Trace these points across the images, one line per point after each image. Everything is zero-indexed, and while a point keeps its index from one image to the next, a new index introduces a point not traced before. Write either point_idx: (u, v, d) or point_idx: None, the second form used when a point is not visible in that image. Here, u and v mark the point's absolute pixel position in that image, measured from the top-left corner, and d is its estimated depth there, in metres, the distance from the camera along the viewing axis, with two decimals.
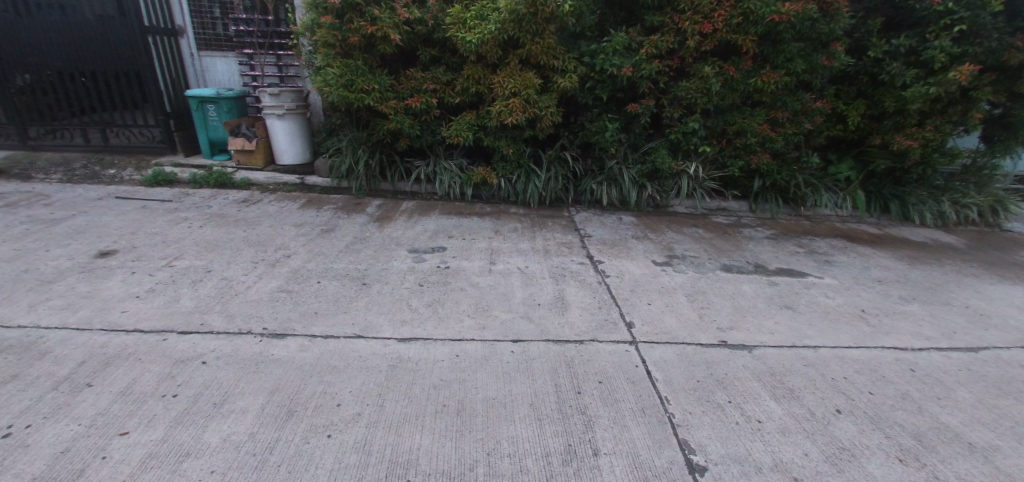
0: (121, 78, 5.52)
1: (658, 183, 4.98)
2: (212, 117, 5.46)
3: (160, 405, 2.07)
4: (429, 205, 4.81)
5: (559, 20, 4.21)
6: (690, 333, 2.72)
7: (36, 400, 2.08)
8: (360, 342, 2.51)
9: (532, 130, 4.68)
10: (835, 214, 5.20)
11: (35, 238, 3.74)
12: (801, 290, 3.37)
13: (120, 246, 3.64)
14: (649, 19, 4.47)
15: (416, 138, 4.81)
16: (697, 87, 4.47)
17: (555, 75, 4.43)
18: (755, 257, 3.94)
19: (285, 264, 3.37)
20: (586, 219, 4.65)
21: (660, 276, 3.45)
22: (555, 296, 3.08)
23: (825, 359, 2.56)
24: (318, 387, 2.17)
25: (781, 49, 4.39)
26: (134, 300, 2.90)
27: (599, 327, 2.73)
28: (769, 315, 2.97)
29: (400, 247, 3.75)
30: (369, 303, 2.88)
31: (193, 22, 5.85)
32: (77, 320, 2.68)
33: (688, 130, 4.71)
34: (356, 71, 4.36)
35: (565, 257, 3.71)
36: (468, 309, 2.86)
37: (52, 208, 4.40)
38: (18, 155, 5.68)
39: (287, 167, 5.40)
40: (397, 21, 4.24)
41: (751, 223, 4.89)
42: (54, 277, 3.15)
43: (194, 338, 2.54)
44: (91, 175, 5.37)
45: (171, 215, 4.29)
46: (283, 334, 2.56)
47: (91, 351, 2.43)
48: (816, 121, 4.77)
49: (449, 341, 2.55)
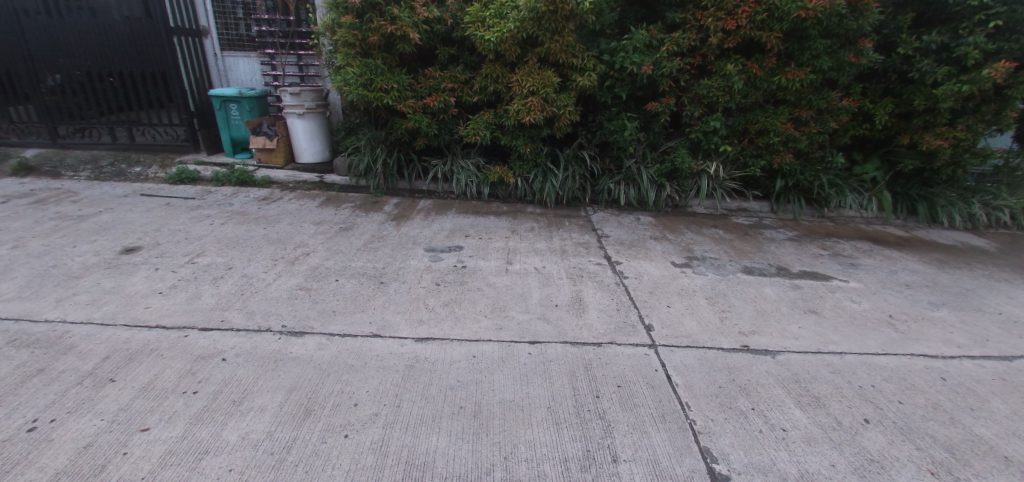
0: (147, 78, 5.63)
1: (678, 182, 4.90)
2: (234, 116, 5.53)
3: (180, 402, 2.11)
4: (446, 204, 4.81)
5: (578, 17, 4.16)
6: (711, 337, 2.66)
7: (61, 395, 2.15)
8: (377, 341, 2.51)
9: (550, 129, 4.65)
10: (860, 215, 5.06)
11: (63, 234, 3.84)
12: (826, 294, 3.28)
13: (144, 242, 3.71)
14: (670, 16, 4.40)
15: (434, 137, 4.82)
16: (719, 84, 4.38)
17: (573, 73, 4.38)
18: (777, 260, 3.85)
19: (304, 262, 3.39)
20: (603, 219, 4.60)
21: (680, 278, 3.39)
22: (573, 297, 3.04)
23: (852, 366, 2.48)
24: (336, 386, 2.18)
25: (806, 46, 4.28)
26: (157, 296, 2.95)
27: (617, 330, 2.69)
28: (793, 320, 2.89)
29: (417, 246, 3.75)
30: (386, 302, 2.88)
31: (216, 22, 5.93)
32: (102, 315, 2.75)
33: (708, 129, 4.63)
34: (375, 70, 4.38)
35: (582, 258, 3.68)
36: (485, 309, 2.85)
37: (80, 205, 4.52)
38: (49, 153, 5.84)
39: (306, 165, 5.44)
40: (416, 20, 4.24)
41: (772, 224, 4.78)
42: (81, 272, 3.23)
43: (215, 334, 2.57)
44: (118, 173, 5.49)
45: (193, 212, 4.37)
46: (302, 332, 2.57)
47: (115, 346, 2.49)
48: (842, 120, 4.63)
49: (466, 341, 2.53)
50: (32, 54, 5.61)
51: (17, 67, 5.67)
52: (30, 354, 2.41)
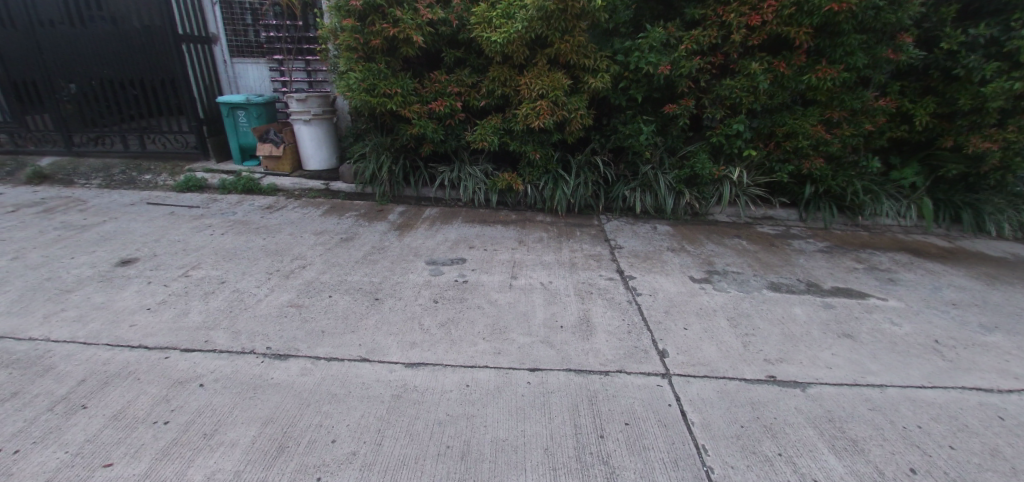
0: (157, 85, 5.62)
1: (697, 189, 4.62)
2: (242, 123, 5.47)
3: (149, 434, 1.95)
4: (452, 212, 4.64)
5: (590, 16, 3.94)
6: (732, 366, 2.39)
7: (29, 422, 2.01)
8: (364, 365, 2.33)
9: (560, 134, 4.41)
10: (897, 224, 4.70)
11: (64, 244, 3.79)
12: (862, 314, 2.96)
13: (142, 254, 3.63)
14: (689, 12, 4.13)
15: (440, 143, 4.65)
16: (743, 84, 4.10)
17: (585, 74, 4.15)
18: (807, 274, 3.54)
19: (299, 276, 3.24)
20: (617, 229, 4.36)
21: (699, 296, 3.12)
22: (580, 317, 2.81)
23: (894, 402, 2.19)
24: (315, 419, 2.00)
25: (839, 41, 3.95)
26: (144, 313, 2.82)
27: (626, 357, 2.44)
28: (825, 346, 2.60)
29: (418, 258, 3.57)
30: (379, 322, 2.70)
31: (226, 29, 5.91)
32: (86, 333, 2.63)
33: (731, 133, 4.34)
34: (378, 74, 4.24)
35: (592, 272, 3.44)
36: (484, 331, 2.63)
37: (86, 214, 4.48)
38: (64, 162, 5.89)
39: (313, 172, 5.35)
40: (420, 22, 4.08)
41: (801, 234, 4.46)
42: (74, 286, 3.14)
43: (196, 356, 2.42)
44: (128, 181, 5.49)
45: (195, 222, 4.28)
46: (286, 355, 2.41)
47: (94, 368, 2.35)
48: (878, 121, 4.29)
49: (460, 368, 2.33)
50: (49, 63, 5.67)
51: (34, 77, 5.74)
52: (6, 375, 2.28)
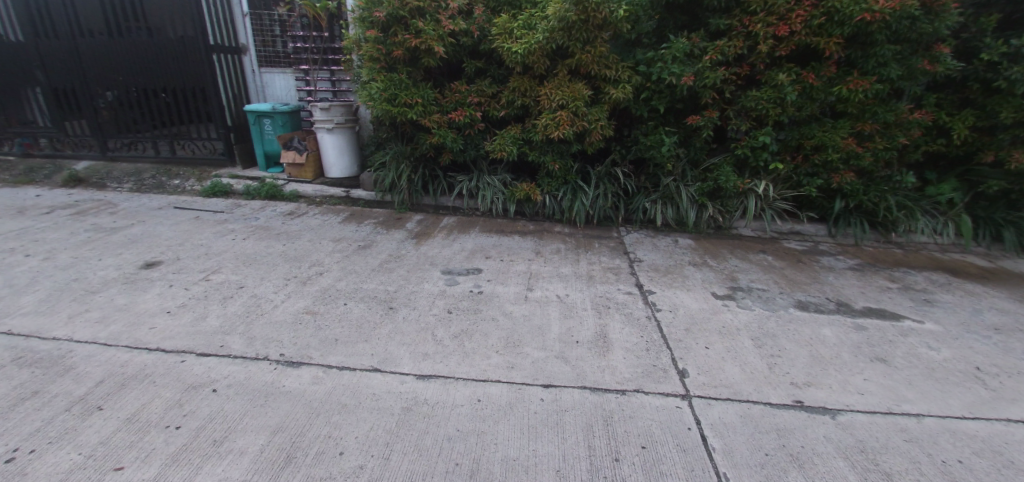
0: (187, 94, 5.79)
1: (721, 202, 4.51)
2: (268, 131, 5.58)
3: (160, 438, 1.94)
4: (470, 222, 4.62)
5: (612, 26, 3.91)
6: (757, 388, 2.30)
7: (47, 422, 2.03)
8: (375, 376, 2.30)
9: (580, 144, 4.36)
10: (934, 241, 4.49)
11: (93, 246, 3.89)
12: (897, 337, 2.82)
13: (166, 257, 3.70)
14: (714, 22, 4.02)
15: (459, 152, 4.65)
16: (769, 96, 3.99)
17: (607, 85, 4.09)
18: (837, 293, 3.40)
19: (315, 283, 3.25)
20: (637, 241, 4.28)
21: (721, 314, 3.01)
22: (596, 332, 2.74)
23: (932, 434, 2.06)
24: (324, 430, 1.97)
25: (872, 52, 3.82)
26: (164, 316, 2.86)
27: (644, 375, 2.36)
28: (856, 370, 2.48)
29: (434, 267, 3.55)
30: (393, 331, 2.67)
31: (255, 40, 6.07)
32: (107, 335, 2.66)
33: (757, 145, 4.23)
34: (399, 84, 4.28)
35: (609, 285, 3.37)
36: (497, 344, 2.58)
37: (116, 217, 4.61)
38: (99, 166, 6.10)
39: (335, 179, 5.41)
40: (441, 33, 4.10)
41: (830, 250, 4.30)
42: (99, 287, 3.20)
43: (211, 361, 2.43)
44: (158, 185, 5.64)
45: (219, 227, 4.36)
46: (299, 363, 2.40)
47: (112, 369, 2.38)
48: (913, 134, 4.12)
49: (472, 381, 2.28)
50: (88, 72, 5.90)
51: (74, 84, 5.99)
52: (29, 374, 2.33)
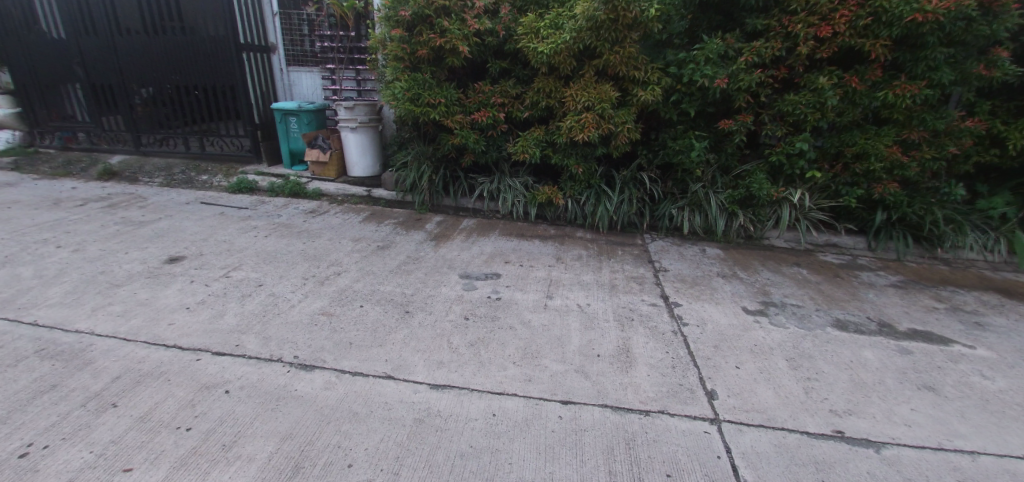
0: (217, 91, 5.87)
1: (753, 211, 4.33)
2: (293, 129, 5.62)
3: (170, 439, 1.89)
4: (490, 225, 4.54)
5: (642, 26, 3.77)
6: (793, 415, 2.25)
7: (61, 418, 1.99)
8: (388, 383, 2.24)
9: (605, 148, 4.23)
10: (983, 259, 4.25)
11: (121, 239, 3.93)
12: (946, 364, 2.79)
13: (189, 252, 3.68)
14: (751, 23, 3.83)
15: (481, 154, 4.57)
16: (809, 100, 3.79)
17: (635, 87, 3.96)
18: (878, 312, 3.36)
19: (333, 283, 3.21)
20: (662, 249, 4.14)
21: (753, 331, 2.94)
22: (619, 346, 2.65)
23: (987, 474, 2.00)
24: (334, 439, 1.92)
25: (922, 55, 3.59)
26: (183, 312, 2.80)
27: (670, 396, 2.29)
28: (903, 399, 2.46)
29: (452, 270, 3.49)
30: (408, 337, 2.61)
31: (284, 39, 6.12)
32: (127, 329, 2.62)
33: (794, 152, 4.03)
34: (423, 84, 4.24)
35: (633, 296, 3.26)
36: (514, 355, 2.50)
37: (145, 211, 4.68)
38: (132, 160, 6.25)
39: (357, 178, 5.40)
40: (467, 32, 4.04)
41: (869, 265, 4.13)
42: (124, 280, 3.20)
43: (225, 360, 2.37)
44: (187, 180, 5.74)
45: (242, 223, 4.38)
46: (312, 367, 2.34)
47: (129, 365, 2.33)
48: (964, 144, 3.87)
49: (487, 393, 2.21)
50: (125, 68, 6.05)
51: (111, 81, 6.15)
52: (49, 367, 2.30)
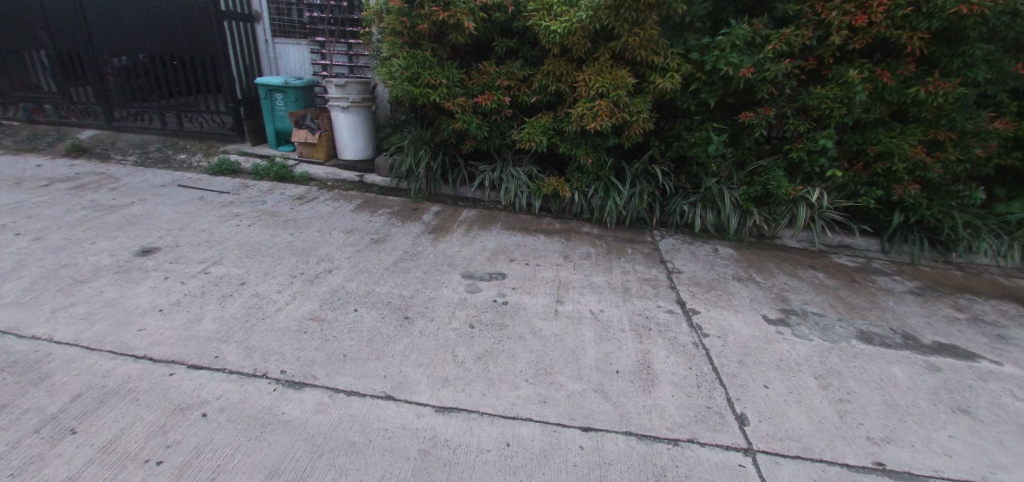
0: (197, 63, 5.45)
1: (768, 209, 4.13)
2: (279, 107, 5.25)
3: (138, 476, 1.63)
4: (491, 217, 4.28)
5: (665, 6, 3.47)
6: (830, 444, 2.09)
7: (9, 447, 1.71)
8: (388, 406, 2.00)
9: (617, 138, 3.97)
10: (996, 264, 4.13)
11: (88, 227, 3.57)
12: (977, 383, 2.66)
13: (164, 243, 3.36)
14: (781, 8, 3.60)
15: (483, 140, 4.28)
16: (836, 94, 3.57)
17: (653, 73, 3.69)
18: (901, 323, 3.19)
19: (324, 282, 2.94)
20: (673, 248, 3.93)
21: (777, 344, 2.77)
22: (638, 361, 2.45)
23: None
24: (328, 475, 1.68)
25: (961, 51, 3.38)
26: (156, 315, 2.51)
27: (698, 421, 2.10)
28: (939, 424, 2.32)
29: (453, 269, 3.23)
30: (408, 348, 2.36)
31: (269, 8, 5.68)
32: (91, 336, 2.33)
33: (816, 148, 3.82)
34: (423, 62, 3.92)
35: (648, 301, 3.05)
36: (527, 371, 2.28)
37: (116, 194, 4.31)
38: (104, 136, 5.82)
39: (348, 162, 5.08)
40: (472, 6, 3.72)
41: (885, 269, 3.97)
42: (90, 276, 2.88)
43: (203, 376, 2.10)
44: (163, 160, 5.36)
45: (223, 210, 4.05)
46: (301, 384, 2.08)
47: (92, 381, 2.04)
48: (990, 145, 3.69)
49: (499, 418, 1.99)
50: (94, 35, 5.57)
51: (79, 48, 5.67)
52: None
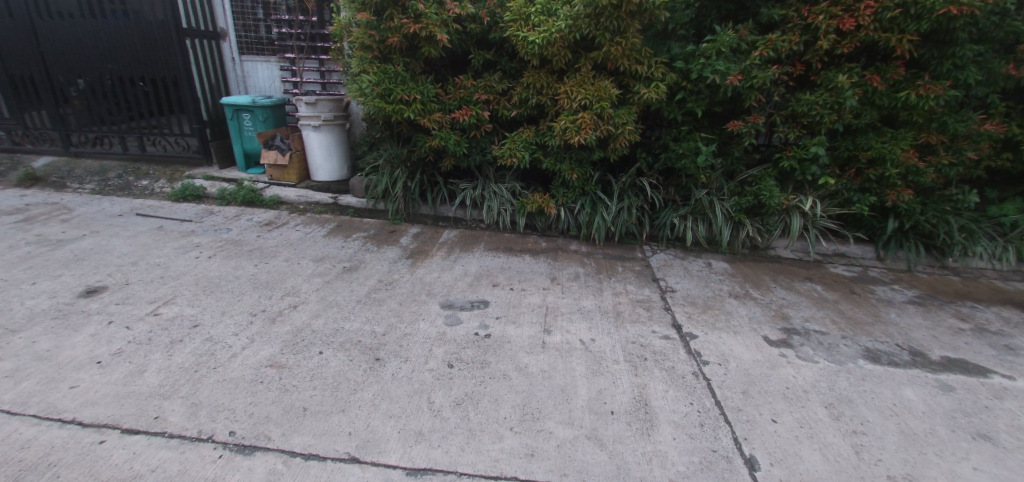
0: (159, 84, 5.18)
1: (761, 220, 3.97)
2: (247, 127, 4.99)
3: None
4: (473, 237, 4.06)
5: (647, 14, 3.31)
6: None
7: None
8: (352, 470, 1.74)
9: (602, 151, 3.79)
10: (992, 267, 4.01)
11: (29, 266, 3.26)
12: (994, 403, 2.47)
13: (113, 281, 3.07)
14: (766, 12, 3.48)
15: (462, 157, 4.07)
16: (825, 100, 3.45)
17: (637, 83, 3.52)
18: (907, 338, 3.02)
19: (287, 320, 2.68)
20: (665, 264, 3.74)
21: (781, 369, 2.57)
22: (634, 398, 2.23)
23: None
24: None
25: (949, 52, 3.28)
26: (92, 368, 2.23)
27: (703, 469, 1.88)
28: (962, 455, 2.12)
29: (431, 299, 3.00)
30: (379, 395, 2.12)
31: (235, 24, 5.43)
32: (12, 397, 2.04)
33: (808, 156, 3.67)
34: (395, 78, 3.70)
35: (642, 327, 2.83)
36: (511, 417, 2.04)
37: (66, 226, 4.00)
38: (60, 163, 5.49)
39: (321, 183, 4.84)
40: (445, 18, 3.52)
41: (883, 278, 3.82)
42: (23, 323, 2.58)
43: (138, 443, 1.83)
44: (123, 186, 5.04)
45: (183, 240, 3.77)
46: (252, 448, 1.82)
47: (5, 455, 1.76)
48: (983, 148, 3.57)
49: (481, 479, 1.75)
50: (48, 57, 5.27)
51: (32, 71, 5.35)
52: None
